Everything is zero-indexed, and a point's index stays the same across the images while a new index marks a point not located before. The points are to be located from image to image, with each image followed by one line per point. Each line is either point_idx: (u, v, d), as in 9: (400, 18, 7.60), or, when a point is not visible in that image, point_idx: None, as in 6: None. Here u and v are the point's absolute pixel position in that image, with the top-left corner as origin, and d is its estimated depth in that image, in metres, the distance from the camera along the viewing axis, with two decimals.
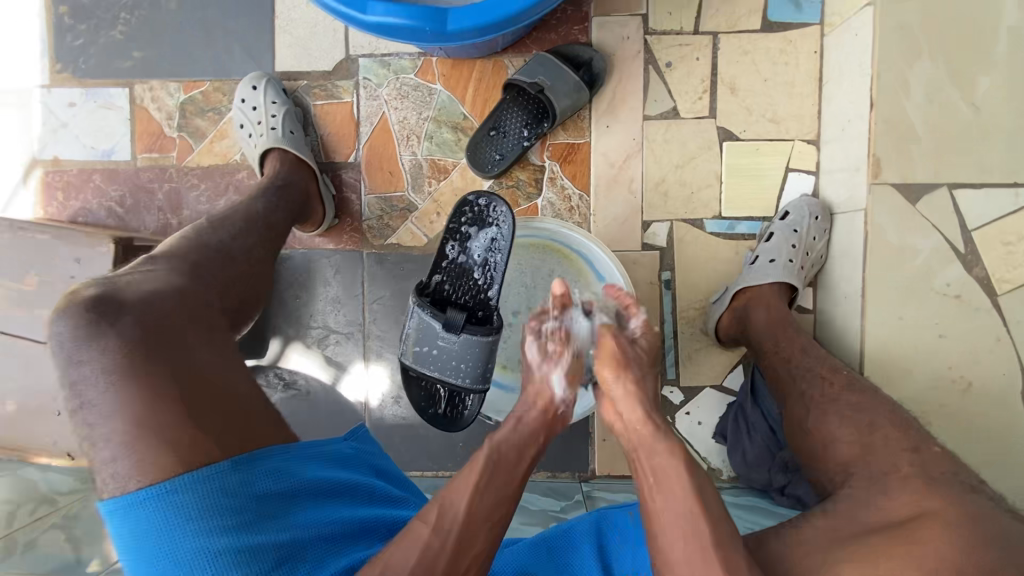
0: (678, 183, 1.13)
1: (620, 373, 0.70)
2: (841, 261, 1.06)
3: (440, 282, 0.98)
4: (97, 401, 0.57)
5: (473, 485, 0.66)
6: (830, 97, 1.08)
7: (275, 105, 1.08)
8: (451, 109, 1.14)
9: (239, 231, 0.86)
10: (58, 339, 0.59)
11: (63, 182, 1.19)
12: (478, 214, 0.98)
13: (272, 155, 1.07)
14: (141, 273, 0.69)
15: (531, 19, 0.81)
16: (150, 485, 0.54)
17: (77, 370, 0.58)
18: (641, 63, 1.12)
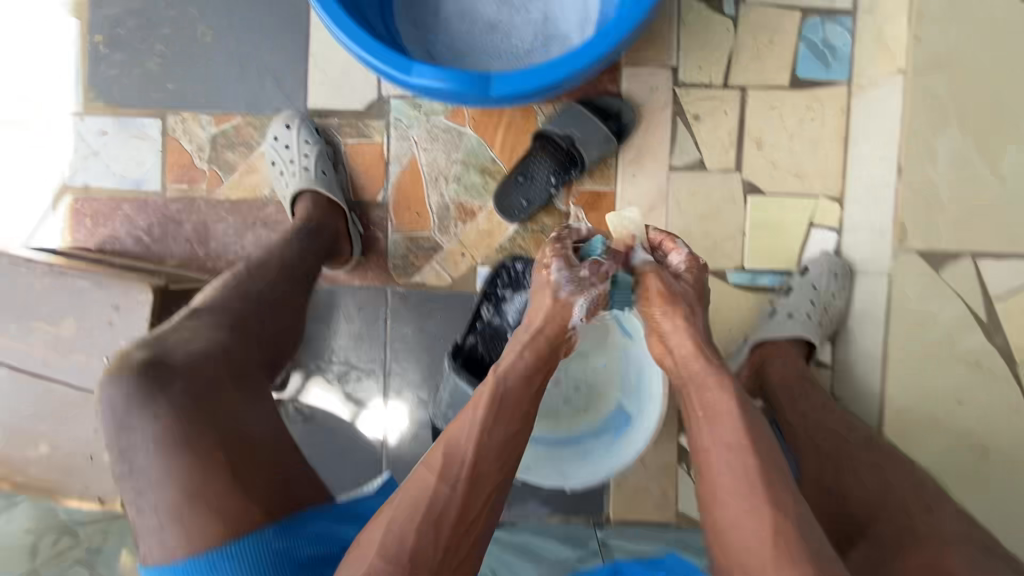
0: (701, 234, 1.15)
1: (668, 307, 0.74)
2: (861, 319, 1.08)
3: (473, 343, 1.00)
4: (146, 468, 0.61)
5: (480, 426, 0.69)
6: (856, 157, 1.09)
7: (308, 146, 1.11)
8: (480, 153, 1.16)
9: (274, 277, 0.87)
10: (108, 406, 0.62)
11: (92, 210, 1.20)
12: (514, 276, 1.02)
13: (305, 196, 1.10)
14: (185, 330, 0.71)
15: (573, 84, 0.83)
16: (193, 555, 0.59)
17: (128, 437, 0.62)
18: (669, 114, 1.13)
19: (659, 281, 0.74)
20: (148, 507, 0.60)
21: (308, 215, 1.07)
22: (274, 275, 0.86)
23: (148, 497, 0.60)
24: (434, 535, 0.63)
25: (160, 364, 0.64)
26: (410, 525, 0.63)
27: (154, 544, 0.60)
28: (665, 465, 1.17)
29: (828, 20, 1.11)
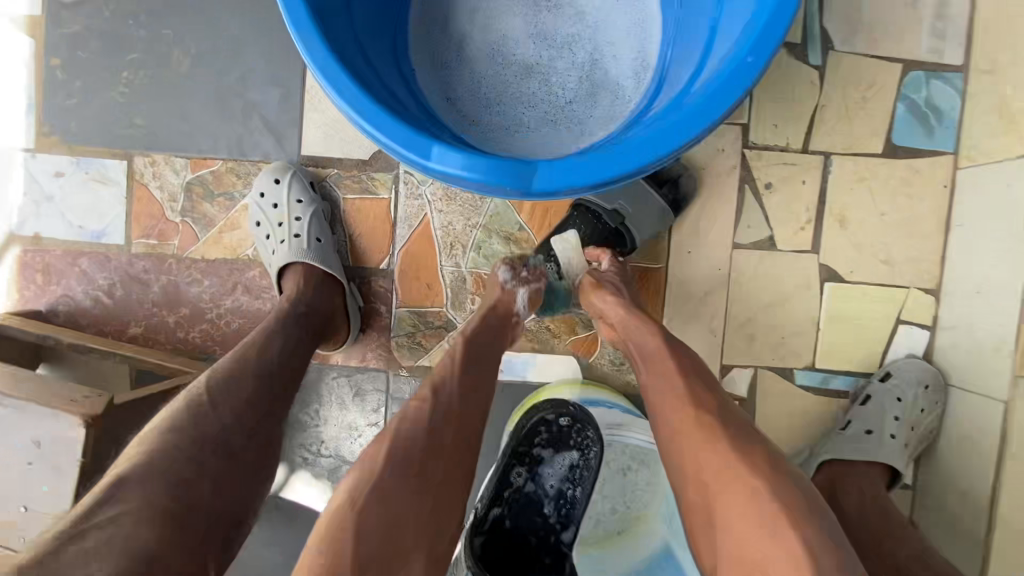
0: (766, 325, 0.96)
1: (602, 294, 0.80)
2: (958, 444, 0.89)
3: (499, 516, 0.83)
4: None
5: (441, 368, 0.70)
6: (962, 245, 0.90)
7: (301, 205, 0.93)
8: (506, 218, 0.97)
9: (243, 405, 0.71)
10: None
11: (44, 264, 1.01)
12: (557, 436, 0.90)
13: (294, 268, 0.92)
14: (105, 529, 0.56)
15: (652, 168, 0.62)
16: None
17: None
18: (736, 180, 0.94)
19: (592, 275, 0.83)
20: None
21: (298, 294, 0.89)
22: (246, 402, 0.71)
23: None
24: (420, 487, 0.58)
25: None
26: (409, 446, 0.60)
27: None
28: None
29: (934, 76, 0.91)
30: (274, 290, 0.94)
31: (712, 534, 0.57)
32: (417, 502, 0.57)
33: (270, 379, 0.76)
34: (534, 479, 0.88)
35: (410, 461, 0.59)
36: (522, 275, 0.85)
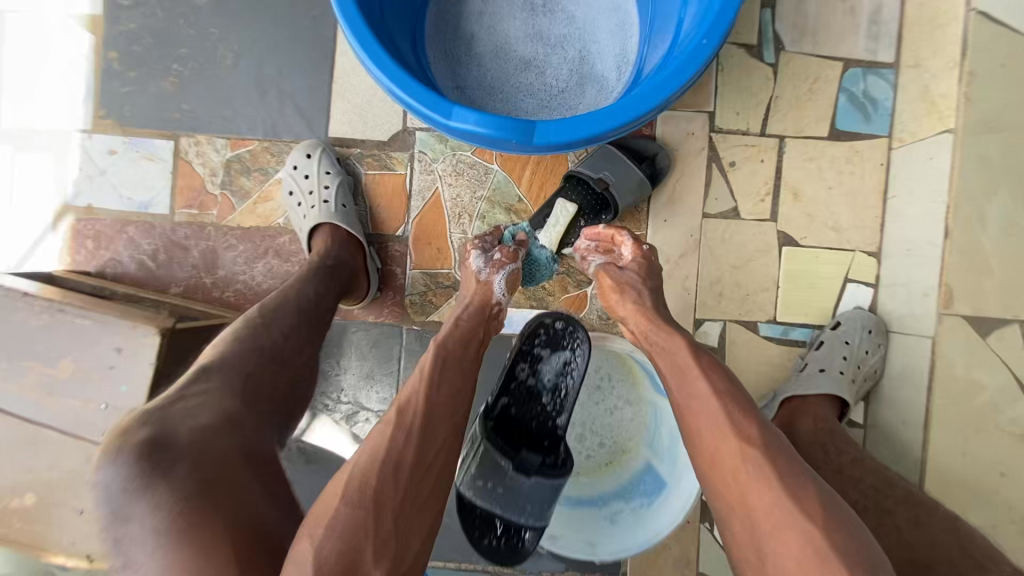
0: (733, 285, 1.11)
1: (621, 297, 0.86)
2: (898, 380, 1.04)
3: (506, 405, 0.90)
4: (144, 560, 0.56)
5: (426, 383, 0.71)
6: (897, 213, 1.06)
7: (329, 176, 1.06)
8: (507, 190, 1.11)
9: (290, 325, 0.83)
10: (105, 491, 0.58)
11: (95, 232, 1.14)
12: (552, 336, 0.91)
13: (323, 229, 1.05)
14: (192, 400, 0.67)
15: (614, 136, 0.78)
16: None
17: (126, 527, 0.57)
18: (705, 159, 1.10)
19: (610, 276, 0.89)
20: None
21: (326, 250, 1.02)
22: (294, 324, 0.83)
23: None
24: (392, 496, 0.62)
25: (161, 442, 0.61)
26: (368, 474, 0.62)
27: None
28: (686, 522, 1.12)
29: (870, 72, 1.07)
30: (303, 252, 1.08)
31: (763, 565, 0.64)
32: (374, 518, 0.60)
33: (310, 316, 0.87)
34: (534, 374, 0.91)
35: (365, 491, 0.61)
36: (495, 259, 0.90)
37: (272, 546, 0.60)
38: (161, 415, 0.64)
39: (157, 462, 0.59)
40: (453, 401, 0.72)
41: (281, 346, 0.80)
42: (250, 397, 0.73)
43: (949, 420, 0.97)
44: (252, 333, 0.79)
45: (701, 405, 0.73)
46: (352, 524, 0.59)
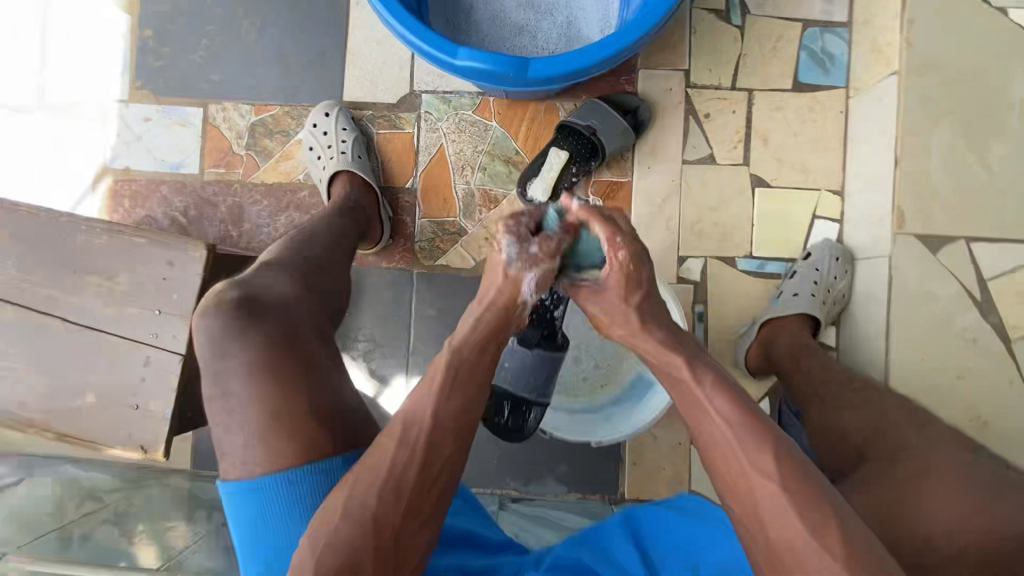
0: (712, 224, 1.22)
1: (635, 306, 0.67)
2: (863, 300, 1.15)
3: None
4: (236, 392, 0.66)
5: (438, 392, 0.64)
6: (856, 153, 1.18)
7: (345, 132, 1.19)
8: (505, 145, 1.23)
9: (329, 243, 0.92)
10: (206, 334, 0.68)
11: (131, 191, 1.25)
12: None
13: (341, 177, 1.17)
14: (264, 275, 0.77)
15: (596, 72, 0.90)
16: (273, 473, 0.62)
17: (222, 363, 0.67)
18: (682, 112, 1.22)
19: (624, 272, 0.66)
20: (234, 427, 0.65)
21: (345, 194, 1.14)
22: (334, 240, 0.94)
23: (235, 415, 0.65)
24: (397, 506, 0.60)
25: (251, 301, 0.70)
26: (367, 493, 0.60)
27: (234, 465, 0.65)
28: (678, 444, 1.22)
29: (826, 31, 1.21)
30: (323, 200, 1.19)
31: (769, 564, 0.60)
32: (374, 536, 0.58)
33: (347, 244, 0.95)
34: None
35: (362, 511, 0.59)
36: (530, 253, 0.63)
37: (331, 386, 0.70)
38: (247, 285, 0.73)
39: (249, 314, 0.69)
40: (467, 405, 0.65)
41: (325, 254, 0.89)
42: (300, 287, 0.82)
43: (912, 331, 1.06)
44: (298, 243, 0.88)
45: (720, 427, 0.62)
46: (350, 537, 0.58)
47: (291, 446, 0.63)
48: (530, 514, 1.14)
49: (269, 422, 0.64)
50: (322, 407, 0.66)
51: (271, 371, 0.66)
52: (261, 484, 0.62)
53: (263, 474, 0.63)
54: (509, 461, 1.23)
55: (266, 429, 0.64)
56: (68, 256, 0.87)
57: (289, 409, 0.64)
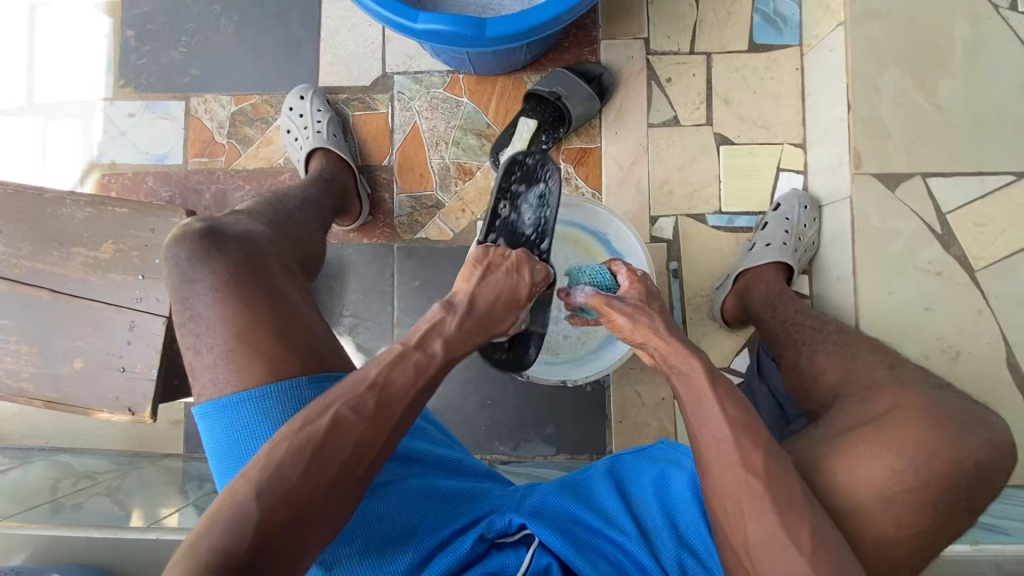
0: (681, 183, 1.26)
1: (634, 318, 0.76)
2: (832, 245, 1.17)
3: (497, 241, 0.92)
4: (204, 314, 0.69)
5: (372, 404, 0.64)
6: (813, 105, 1.22)
7: (321, 113, 1.23)
8: (476, 119, 1.28)
9: (301, 206, 0.98)
10: (175, 261, 0.71)
11: (118, 184, 1.29)
12: (529, 171, 0.96)
13: (317, 154, 1.21)
14: (235, 219, 0.80)
15: (549, 31, 0.96)
16: (242, 391, 0.65)
17: (190, 287, 0.70)
18: (645, 78, 1.27)
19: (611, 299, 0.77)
20: (202, 350, 0.68)
21: (320, 168, 1.18)
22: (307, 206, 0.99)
23: (202, 338, 0.68)
24: (296, 512, 0.58)
25: (217, 230, 0.73)
26: (330, 462, 0.60)
27: (205, 386, 0.68)
28: (661, 400, 1.24)
29: None
30: (302, 178, 1.23)
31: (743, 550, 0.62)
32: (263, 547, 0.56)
33: (315, 208, 1.01)
34: (515, 210, 0.95)
35: (324, 478, 0.60)
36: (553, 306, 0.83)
37: (291, 313, 0.72)
38: (215, 219, 0.76)
39: (215, 241, 0.72)
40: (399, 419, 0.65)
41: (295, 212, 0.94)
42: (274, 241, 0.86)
43: (879, 268, 1.09)
44: (272, 204, 0.93)
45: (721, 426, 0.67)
46: (302, 494, 0.58)
47: (261, 365, 0.67)
48: (519, 472, 1.14)
49: (236, 340, 0.67)
50: (292, 330, 0.70)
51: (240, 294, 0.70)
52: (229, 401, 0.65)
53: (234, 391, 0.66)
54: (497, 424, 1.24)
55: (234, 348, 0.67)
56: (53, 229, 0.91)
57: (256, 326, 0.68)
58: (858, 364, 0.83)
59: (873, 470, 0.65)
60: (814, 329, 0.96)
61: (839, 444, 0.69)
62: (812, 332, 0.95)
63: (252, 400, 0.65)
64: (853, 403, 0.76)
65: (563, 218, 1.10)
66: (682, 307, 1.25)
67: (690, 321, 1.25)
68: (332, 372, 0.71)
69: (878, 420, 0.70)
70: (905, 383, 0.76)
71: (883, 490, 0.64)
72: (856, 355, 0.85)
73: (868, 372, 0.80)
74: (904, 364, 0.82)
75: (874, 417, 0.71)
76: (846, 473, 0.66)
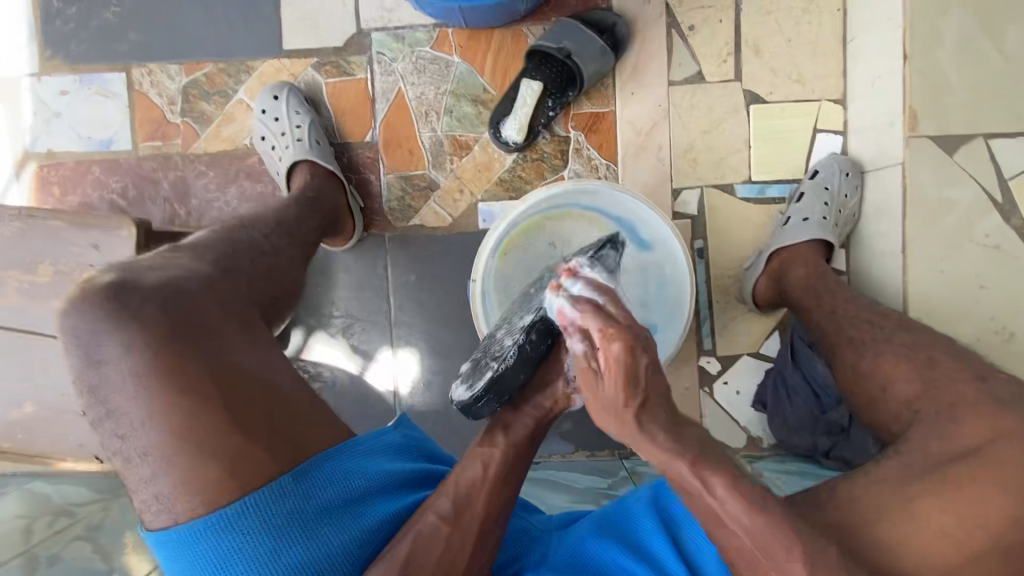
0: (706, 149, 1.11)
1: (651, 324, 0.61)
2: (875, 216, 1.06)
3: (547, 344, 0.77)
4: (125, 409, 0.55)
5: (484, 486, 0.66)
6: (856, 53, 1.06)
7: (300, 115, 1.06)
8: (471, 82, 1.10)
9: (270, 230, 0.88)
10: (73, 336, 0.57)
11: (60, 177, 1.12)
12: (501, 387, 0.69)
13: (301, 167, 1.06)
14: (162, 265, 0.66)
15: None
16: (204, 515, 0.53)
17: (99, 372, 0.55)
18: (663, 27, 1.09)
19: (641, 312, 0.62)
20: (133, 456, 0.55)
21: (306, 185, 1.03)
22: (270, 229, 0.88)
23: (129, 441, 0.55)
24: None
25: (126, 285, 0.59)
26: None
27: (147, 501, 0.55)
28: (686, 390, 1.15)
29: None
30: (283, 195, 1.08)
31: None
32: None
33: (291, 232, 0.91)
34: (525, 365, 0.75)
35: None
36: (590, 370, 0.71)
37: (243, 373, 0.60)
38: (127, 268, 0.62)
39: (124, 304, 0.57)
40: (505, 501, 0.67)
41: (261, 244, 0.84)
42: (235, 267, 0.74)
43: (930, 246, 0.98)
44: (233, 233, 0.83)
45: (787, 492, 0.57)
46: None
47: (218, 465, 0.54)
48: (542, 479, 1.06)
49: (181, 435, 0.54)
50: (243, 408, 0.57)
51: (169, 376, 0.55)
52: (193, 531, 0.53)
53: (192, 517, 0.54)
54: None
55: (177, 447, 0.54)
56: None
57: (198, 414, 0.55)
58: (937, 371, 0.76)
59: (979, 511, 0.61)
60: (872, 325, 0.87)
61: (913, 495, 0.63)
62: (870, 329, 0.87)
63: (221, 525, 0.54)
64: (943, 427, 0.70)
65: (547, 203, 0.92)
66: (708, 289, 1.14)
67: (716, 305, 1.14)
68: (305, 461, 0.59)
69: (981, 455, 0.65)
70: (1005, 404, 0.69)
71: (999, 541, 0.60)
72: (932, 363, 0.78)
73: (954, 387, 0.73)
74: (993, 376, 0.74)
75: (973, 450, 0.66)
76: (948, 516, 0.61)
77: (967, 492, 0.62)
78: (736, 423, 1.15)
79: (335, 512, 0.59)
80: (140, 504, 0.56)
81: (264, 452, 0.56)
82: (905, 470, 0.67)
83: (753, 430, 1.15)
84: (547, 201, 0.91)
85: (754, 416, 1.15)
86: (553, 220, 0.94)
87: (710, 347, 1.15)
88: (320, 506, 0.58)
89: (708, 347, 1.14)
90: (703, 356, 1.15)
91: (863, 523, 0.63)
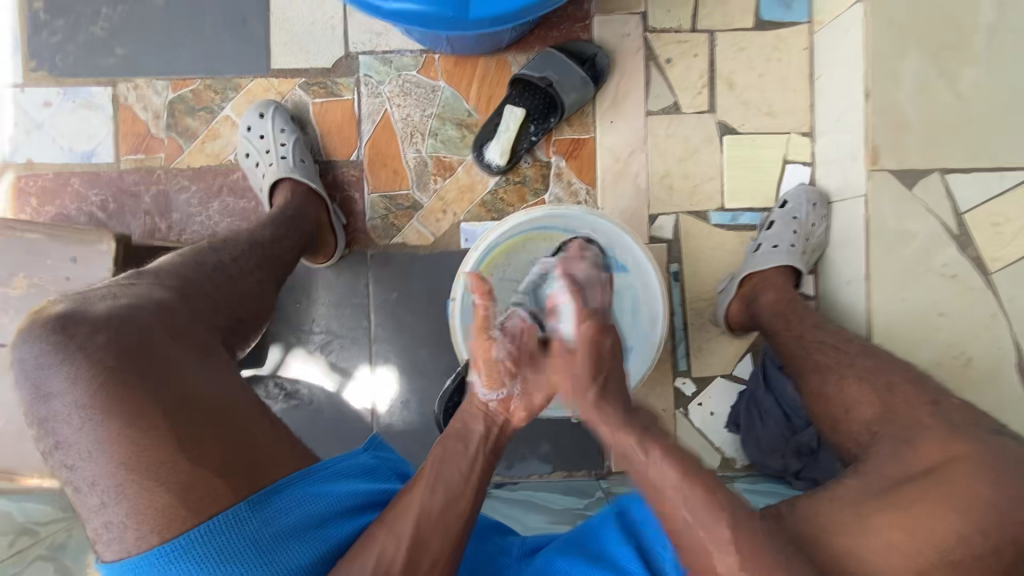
0: (681, 176, 1.15)
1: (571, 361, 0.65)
2: (841, 244, 1.11)
3: None
4: (73, 440, 0.54)
5: (422, 489, 0.66)
6: (823, 90, 1.12)
7: (284, 134, 1.08)
8: (455, 106, 1.13)
9: (241, 252, 0.88)
10: (22, 368, 0.57)
11: (38, 188, 1.11)
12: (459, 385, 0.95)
13: (283, 184, 1.07)
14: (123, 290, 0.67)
15: (538, 12, 0.93)
16: (153, 548, 0.53)
17: (47, 405, 0.56)
18: (642, 60, 1.14)
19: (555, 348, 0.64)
20: (83, 486, 0.54)
21: (287, 204, 1.04)
22: (243, 253, 0.88)
23: (80, 470, 0.54)
24: None
25: (74, 316, 0.60)
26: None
27: (99, 530, 0.54)
28: (661, 411, 1.17)
29: None
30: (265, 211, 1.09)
31: None
32: None
33: (265, 256, 0.92)
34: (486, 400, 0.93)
35: None
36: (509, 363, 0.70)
37: (197, 399, 0.60)
38: (81, 299, 0.64)
39: (72, 335, 0.58)
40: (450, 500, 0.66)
41: (230, 264, 0.84)
42: (192, 295, 0.74)
43: (892, 273, 1.02)
44: (204, 254, 0.83)
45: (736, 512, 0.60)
46: None
47: (166, 494, 0.54)
48: (519, 499, 1.06)
49: (126, 466, 0.54)
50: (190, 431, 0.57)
51: (112, 408, 0.55)
52: (145, 562, 0.53)
53: (142, 549, 0.53)
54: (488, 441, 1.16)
55: (124, 478, 0.53)
56: None
57: (142, 446, 0.54)
58: (896, 395, 0.80)
59: (933, 530, 0.64)
60: (837, 350, 0.90)
61: (870, 517, 0.66)
62: (835, 354, 0.90)
63: (174, 555, 0.53)
64: (901, 450, 0.73)
65: (521, 226, 0.93)
66: (682, 312, 1.17)
67: (691, 327, 1.17)
68: (265, 486, 0.59)
69: (934, 477, 0.68)
70: (958, 428, 0.72)
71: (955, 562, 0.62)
72: (892, 387, 0.81)
73: (911, 413, 0.77)
74: (947, 400, 0.78)
75: (928, 472, 0.69)
76: (900, 532, 0.64)
77: (922, 514, 0.65)
78: (710, 443, 1.18)
79: (295, 536, 0.59)
80: (93, 535, 0.55)
81: (217, 477, 0.56)
82: (865, 491, 0.70)
83: (726, 452, 1.18)
84: (523, 222, 0.93)
85: (728, 437, 1.17)
86: (525, 240, 0.95)
87: (684, 369, 1.17)
88: (274, 530, 0.58)
89: (683, 368, 1.17)
90: (678, 378, 1.18)
91: (825, 544, 0.65)
